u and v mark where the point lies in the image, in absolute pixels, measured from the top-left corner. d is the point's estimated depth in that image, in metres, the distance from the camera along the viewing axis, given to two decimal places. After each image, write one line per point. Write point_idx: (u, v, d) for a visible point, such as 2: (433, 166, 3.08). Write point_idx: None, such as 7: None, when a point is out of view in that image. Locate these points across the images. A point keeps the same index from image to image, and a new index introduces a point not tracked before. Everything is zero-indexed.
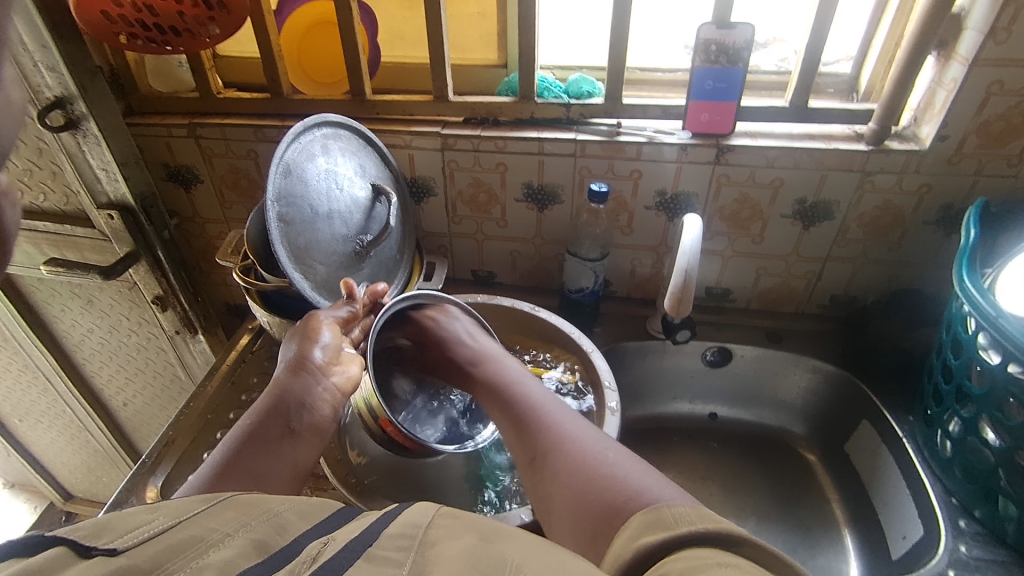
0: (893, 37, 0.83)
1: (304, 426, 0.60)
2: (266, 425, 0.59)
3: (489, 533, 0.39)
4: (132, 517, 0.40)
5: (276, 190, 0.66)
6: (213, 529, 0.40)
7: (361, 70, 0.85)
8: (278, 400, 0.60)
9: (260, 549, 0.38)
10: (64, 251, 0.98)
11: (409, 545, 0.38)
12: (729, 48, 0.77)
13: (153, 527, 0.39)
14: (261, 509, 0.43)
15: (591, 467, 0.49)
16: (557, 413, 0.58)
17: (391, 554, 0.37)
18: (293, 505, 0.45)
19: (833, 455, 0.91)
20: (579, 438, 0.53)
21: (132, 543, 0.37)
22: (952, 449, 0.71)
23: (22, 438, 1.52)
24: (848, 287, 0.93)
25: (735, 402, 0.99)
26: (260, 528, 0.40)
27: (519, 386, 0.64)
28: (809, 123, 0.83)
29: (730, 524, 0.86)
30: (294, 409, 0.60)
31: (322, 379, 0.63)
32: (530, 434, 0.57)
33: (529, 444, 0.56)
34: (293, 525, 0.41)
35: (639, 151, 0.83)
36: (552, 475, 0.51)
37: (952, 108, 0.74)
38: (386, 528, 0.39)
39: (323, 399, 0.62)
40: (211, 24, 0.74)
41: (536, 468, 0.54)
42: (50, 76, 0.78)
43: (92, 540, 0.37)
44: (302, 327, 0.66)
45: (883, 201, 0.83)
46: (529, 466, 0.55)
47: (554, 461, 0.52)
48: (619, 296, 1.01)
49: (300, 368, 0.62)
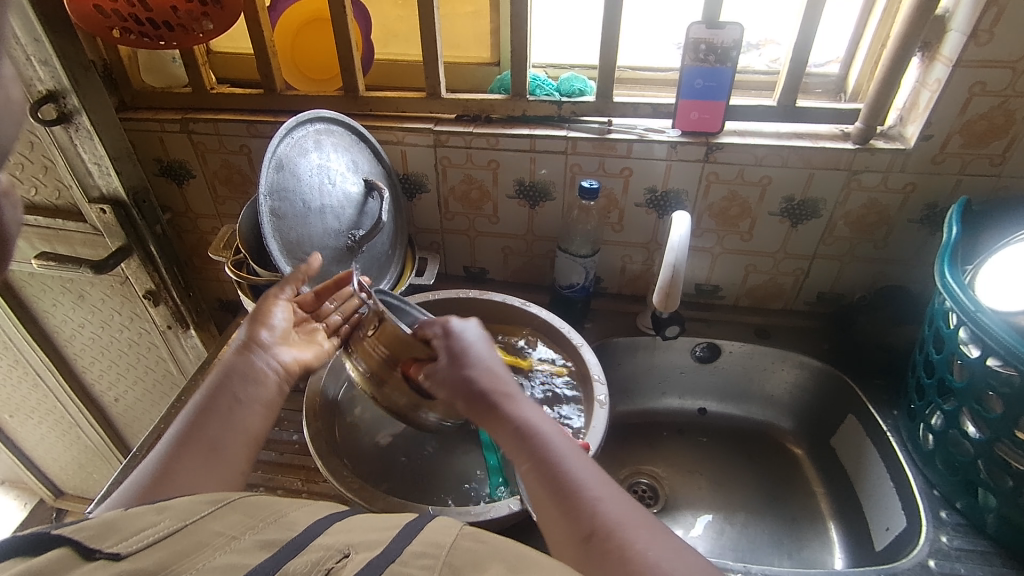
0: (879, 38, 0.84)
1: (251, 398, 0.61)
2: (216, 400, 0.59)
3: (516, 562, 0.39)
4: (139, 517, 0.40)
5: (268, 184, 0.67)
6: (217, 533, 0.40)
7: (354, 67, 0.86)
8: (227, 376, 0.61)
9: (269, 545, 0.39)
10: (56, 245, 0.98)
11: (434, 564, 0.38)
12: (718, 48, 0.78)
13: (159, 530, 0.39)
14: (270, 510, 0.44)
15: (662, 570, 0.43)
16: (589, 475, 0.51)
17: (415, 571, 0.38)
18: (305, 508, 0.46)
19: (819, 451, 0.92)
20: (641, 523, 0.47)
21: (136, 547, 0.38)
22: (934, 442, 0.73)
23: (12, 435, 1.51)
24: (835, 285, 0.95)
25: (724, 397, 1.00)
26: (268, 529, 0.41)
27: (537, 429, 0.55)
28: (797, 123, 0.84)
29: (718, 520, 0.87)
30: (239, 382, 0.61)
31: (266, 355, 0.63)
32: (573, 504, 0.48)
33: (572, 519, 0.48)
34: (301, 522, 0.43)
35: (630, 149, 0.84)
36: (611, 563, 0.44)
37: (936, 108, 0.75)
38: (406, 547, 0.40)
39: (267, 373, 0.63)
40: (204, 20, 0.74)
41: (588, 551, 0.45)
42: (42, 70, 0.78)
43: (97, 542, 0.37)
44: (256, 314, 0.66)
45: (869, 200, 0.84)
46: (570, 548, 0.47)
47: (609, 555, 0.45)
48: (610, 293, 1.02)
49: (248, 347, 0.63)
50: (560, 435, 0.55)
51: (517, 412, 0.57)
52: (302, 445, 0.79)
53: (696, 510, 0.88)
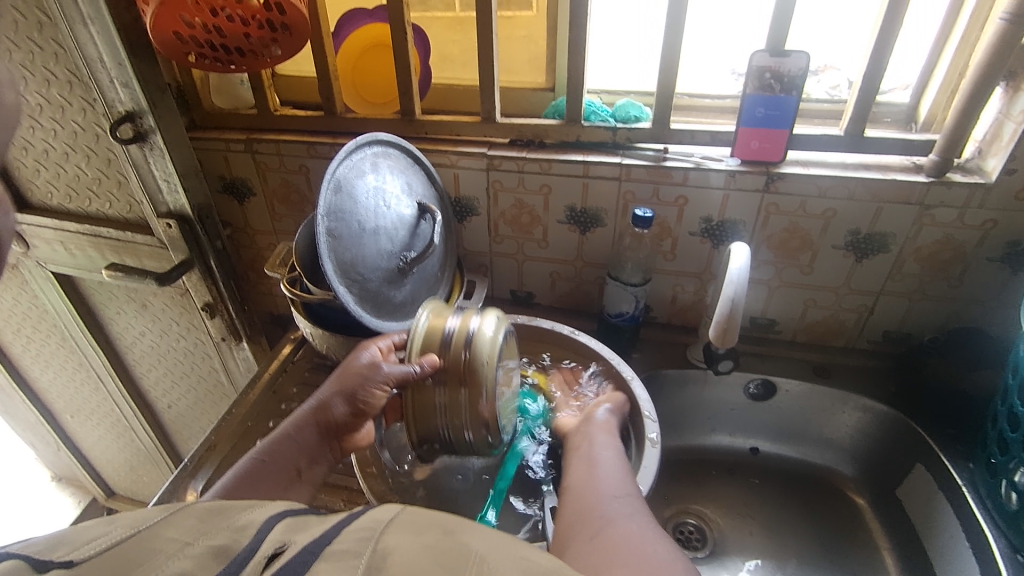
0: (956, 67, 0.80)
1: (308, 473, 0.64)
2: (276, 467, 0.62)
3: (452, 526, 0.39)
4: (88, 531, 0.39)
5: (327, 205, 0.68)
6: (170, 539, 0.38)
7: (412, 91, 0.87)
8: (288, 442, 0.64)
9: (219, 554, 0.37)
10: (124, 256, 1.03)
11: (371, 535, 0.37)
12: (783, 76, 0.76)
13: (110, 538, 0.38)
14: (223, 515, 0.41)
15: (629, 543, 0.49)
16: (614, 485, 0.59)
17: (349, 547, 0.36)
18: (259, 510, 0.43)
19: (884, 500, 0.86)
20: (639, 518, 0.54)
21: (88, 555, 0.37)
22: (1019, 502, 0.67)
23: (72, 434, 1.58)
24: (903, 324, 0.89)
25: (779, 437, 0.95)
26: (220, 534, 0.39)
27: (598, 449, 0.66)
28: (864, 153, 0.81)
29: (769, 566, 0.82)
30: (298, 456, 0.64)
31: (324, 431, 0.66)
32: (596, 484, 0.60)
33: (592, 490, 0.59)
34: (253, 523, 0.40)
35: (686, 177, 0.82)
36: (595, 529, 0.52)
37: (1021, 140, 0.70)
38: (346, 527, 0.38)
39: (322, 452, 0.66)
40: (273, 46, 0.77)
41: (585, 520, 0.54)
42: (123, 92, 0.83)
43: (48, 554, 0.36)
44: (343, 375, 0.67)
45: (943, 235, 0.79)
46: (574, 513, 0.56)
47: (602, 524, 0.53)
48: (659, 323, 1.00)
49: (321, 411, 0.66)
50: (611, 456, 0.66)
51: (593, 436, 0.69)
52: (347, 465, 0.78)
53: (745, 554, 0.84)
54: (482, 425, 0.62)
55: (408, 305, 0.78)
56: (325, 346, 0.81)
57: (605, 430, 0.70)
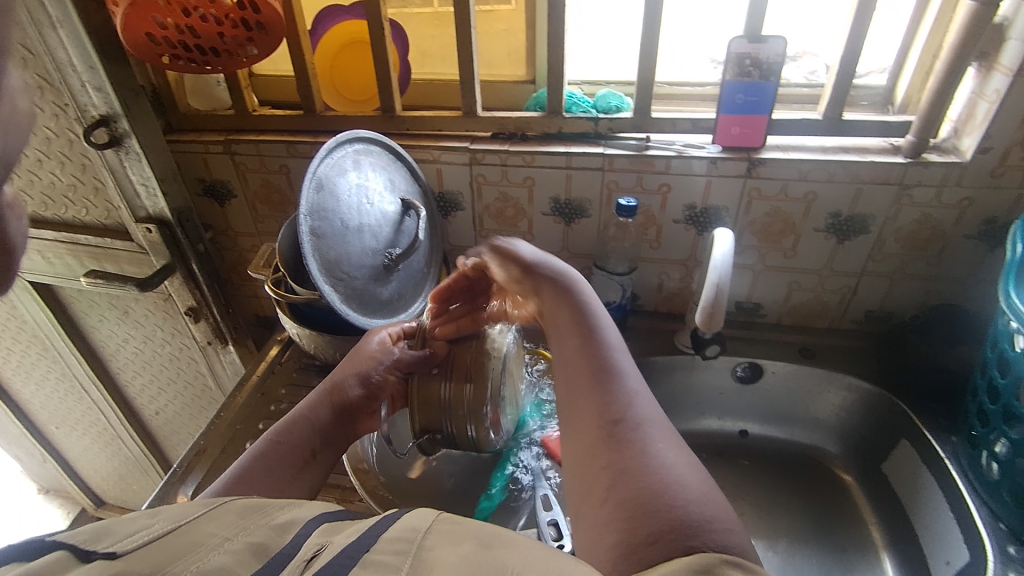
0: (930, 49, 0.81)
1: (323, 455, 0.62)
2: (292, 447, 0.61)
3: (488, 540, 0.38)
4: (130, 522, 0.38)
5: (309, 204, 0.67)
6: (212, 534, 0.38)
7: (391, 87, 0.86)
8: (303, 423, 0.63)
9: (259, 554, 0.37)
10: (104, 263, 1.01)
11: (408, 549, 0.36)
12: (762, 62, 0.77)
13: (152, 531, 0.38)
14: (260, 512, 0.42)
15: (660, 473, 0.43)
16: (632, 383, 0.52)
17: (388, 558, 0.36)
18: (296, 509, 0.43)
19: (870, 477, 0.88)
20: (662, 429, 0.48)
21: (131, 547, 0.36)
22: (1001, 471, 0.69)
23: (58, 446, 1.56)
24: (884, 303, 0.91)
25: (766, 419, 0.96)
26: (259, 531, 0.39)
27: (598, 329, 0.58)
28: (843, 136, 0.81)
29: (761, 545, 0.83)
30: (314, 436, 0.62)
31: (338, 412, 0.65)
32: (610, 402, 0.50)
33: (604, 408, 0.50)
34: (294, 523, 0.40)
35: (668, 165, 0.83)
36: (618, 448, 0.46)
37: (995, 119, 0.72)
38: (382, 534, 0.38)
39: (336, 433, 0.64)
40: (248, 45, 0.76)
41: (607, 432, 0.48)
42: (96, 96, 0.81)
43: (91, 544, 0.35)
44: (355, 360, 0.68)
45: (922, 215, 0.81)
46: (592, 426, 0.49)
47: (626, 441, 0.46)
48: (646, 311, 1.00)
49: (335, 391, 0.66)
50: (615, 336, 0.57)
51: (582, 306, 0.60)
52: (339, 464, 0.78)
53: None
54: (482, 418, 0.64)
55: (395, 302, 0.78)
56: (313, 347, 0.80)
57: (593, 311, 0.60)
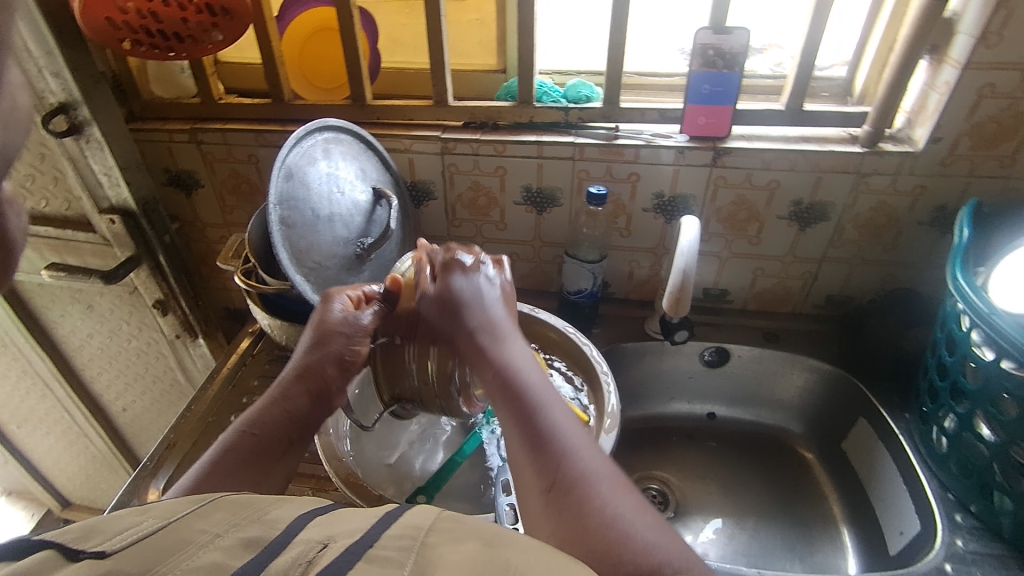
0: (886, 41, 0.84)
1: (301, 443, 0.58)
2: (265, 438, 0.56)
3: (493, 538, 0.38)
4: (120, 520, 0.39)
5: (278, 193, 0.67)
6: (202, 530, 0.38)
7: (361, 76, 0.86)
8: (277, 408, 0.58)
9: (251, 544, 0.37)
10: (65, 256, 0.99)
11: (411, 545, 0.36)
12: (725, 53, 0.78)
13: (141, 529, 0.38)
14: (252, 507, 0.41)
15: (616, 527, 0.42)
16: (567, 434, 0.49)
17: (392, 554, 0.36)
18: (289, 505, 0.43)
19: (831, 455, 0.92)
20: (607, 477, 0.46)
21: (120, 546, 0.36)
22: (948, 445, 0.72)
23: (20, 446, 1.51)
24: (844, 288, 0.94)
25: (733, 402, 0.99)
26: (251, 526, 0.39)
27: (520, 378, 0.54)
28: (805, 126, 0.84)
29: (729, 525, 0.86)
30: (291, 423, 0.57)
31: (321, 396, 0.60)
32: (545, 458, 0.47)
33: (542, 468, 0.47)
34: (283, 517, 0.40)
35: (637, 154, 0.84)
36: (565, 513, 0.44)
37: (945, 110, 0.75)
38: (385, 530, 0.38)
39: (317, 416, 0.59)
40: (213, 31, 0.74)
41: (550, 501, 0.45)
42: (54, 82, 0.79)
43: (80, 543, 0.35)
44: (323, 335, 0.61)
45: (878, 202, 0.84)
46: (536, 496, 0.47)
47: (567, 512, 0.44)
48: (618, 298, 1.02)
49: (306, 374, 0.59)
50: (541, 384, 0.54)
51: (499, 354, 0.56)
52: (312, 454, 0.78)
53: (708, 514, 0.88)
54: (450, 396, 0.63)
55: None
56: (284, 338, 0.80)
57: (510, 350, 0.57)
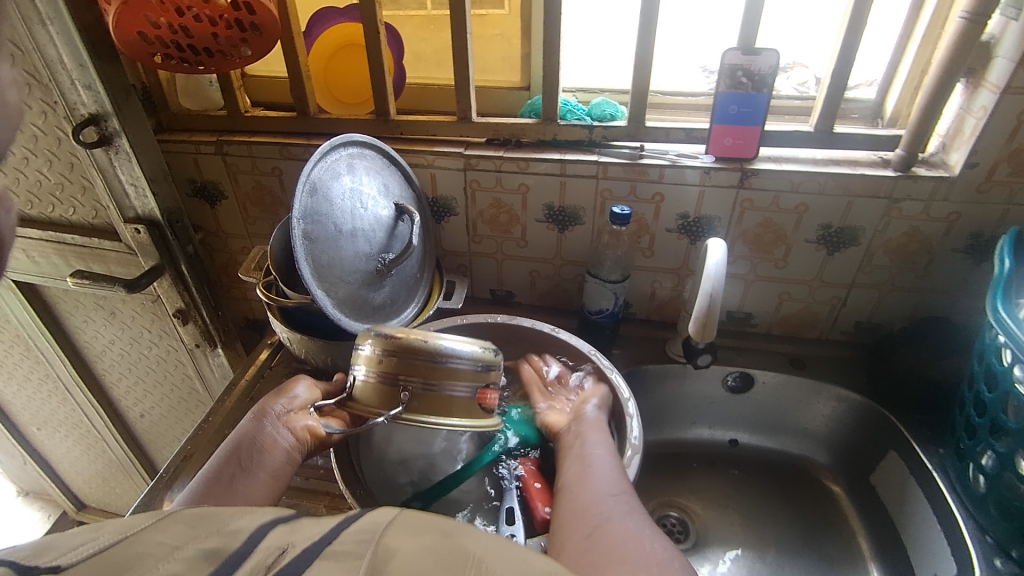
0: (919, 64, 0.82)
1: (260, 464, 0.63)
2: (222, 466, 0.62)
3: (450, 527, 0.40)
4: (74, 536, 0.36)
5: (302, 208, 0.67)
6: (159, 543, 0.36)
7: (386, 91, 0.86)
8: (235, 445, 0.64)
9: (211, 556, 0.35)
10: (90, 263, 1.00)
11: (369, 538, 0.37)
12: (754, 74, 0.77)
13: (98, 544, 0.35)
14: (213, 520, 0.39)
15: (640, 535, 0.53)
16: (619, 474, 0.62)
17: (351, 547, 0.36)
18: (249, 515, 0.41)
19: (860, 489, 0.88)
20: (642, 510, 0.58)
21: (78, 559, 0.34)
22: (986, 484, 0.69)
23: (40, 448, 1.53)
24: (873, 315, 0.92)
25: (757, 428, 0.96)
26: (212, 537, 0.37)
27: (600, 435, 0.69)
28: (833, 149, 0.82)
29: (749, 555, 0.83)
30: (246, 448, 0.64)
31: (277, 424, 0.67)
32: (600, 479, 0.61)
33: (597, 482, 0.60)
34: (243, 529, 0.39)
35: (662, 174, 0.83)
36: (605, 513, 0.56)
37: (982, 135, 0.73)
38: (345, 528, 0.38)
39: (275, 442, 0.65)
40: (242, 46, 0.75)
41: (595, 502, 0.58)
42: (86, 95, 0.80)
43: (33, 559, 0.33)
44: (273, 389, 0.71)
45: (911, 228, 0.82)
46: (584, 497, 0.59)
47: (605, 516, 0.55)
48: (640, 319, 1.01)
49: (260, 415, 0.67)
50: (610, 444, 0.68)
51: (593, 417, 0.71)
52: (327, 471, 0.78)
53: (726, 545, 0.85)
54: (411, 345, 0.57)
55: (386, 307, 0.77)
56: (303, 351, 0.79)
57: (595, 429, 0.69)
